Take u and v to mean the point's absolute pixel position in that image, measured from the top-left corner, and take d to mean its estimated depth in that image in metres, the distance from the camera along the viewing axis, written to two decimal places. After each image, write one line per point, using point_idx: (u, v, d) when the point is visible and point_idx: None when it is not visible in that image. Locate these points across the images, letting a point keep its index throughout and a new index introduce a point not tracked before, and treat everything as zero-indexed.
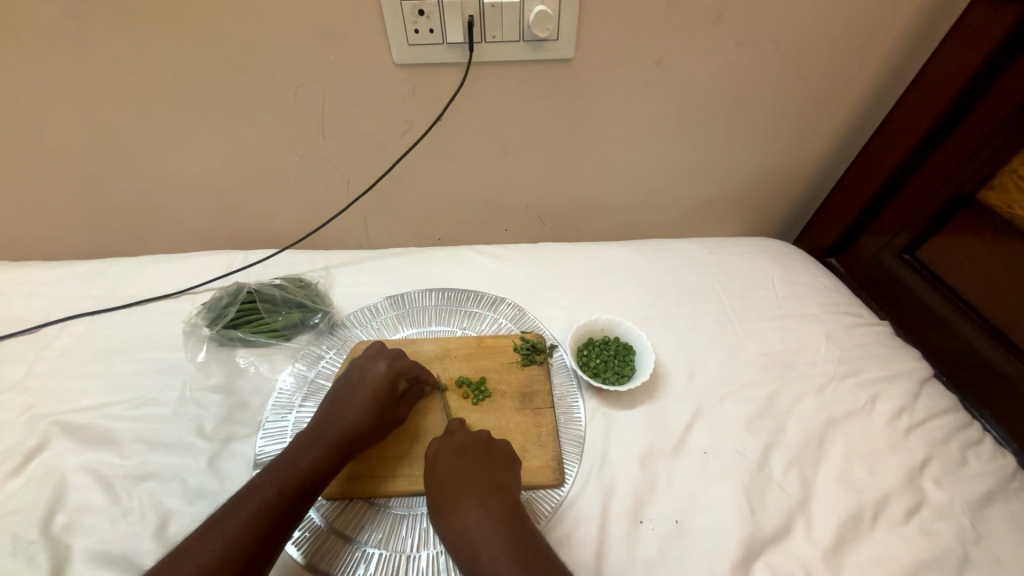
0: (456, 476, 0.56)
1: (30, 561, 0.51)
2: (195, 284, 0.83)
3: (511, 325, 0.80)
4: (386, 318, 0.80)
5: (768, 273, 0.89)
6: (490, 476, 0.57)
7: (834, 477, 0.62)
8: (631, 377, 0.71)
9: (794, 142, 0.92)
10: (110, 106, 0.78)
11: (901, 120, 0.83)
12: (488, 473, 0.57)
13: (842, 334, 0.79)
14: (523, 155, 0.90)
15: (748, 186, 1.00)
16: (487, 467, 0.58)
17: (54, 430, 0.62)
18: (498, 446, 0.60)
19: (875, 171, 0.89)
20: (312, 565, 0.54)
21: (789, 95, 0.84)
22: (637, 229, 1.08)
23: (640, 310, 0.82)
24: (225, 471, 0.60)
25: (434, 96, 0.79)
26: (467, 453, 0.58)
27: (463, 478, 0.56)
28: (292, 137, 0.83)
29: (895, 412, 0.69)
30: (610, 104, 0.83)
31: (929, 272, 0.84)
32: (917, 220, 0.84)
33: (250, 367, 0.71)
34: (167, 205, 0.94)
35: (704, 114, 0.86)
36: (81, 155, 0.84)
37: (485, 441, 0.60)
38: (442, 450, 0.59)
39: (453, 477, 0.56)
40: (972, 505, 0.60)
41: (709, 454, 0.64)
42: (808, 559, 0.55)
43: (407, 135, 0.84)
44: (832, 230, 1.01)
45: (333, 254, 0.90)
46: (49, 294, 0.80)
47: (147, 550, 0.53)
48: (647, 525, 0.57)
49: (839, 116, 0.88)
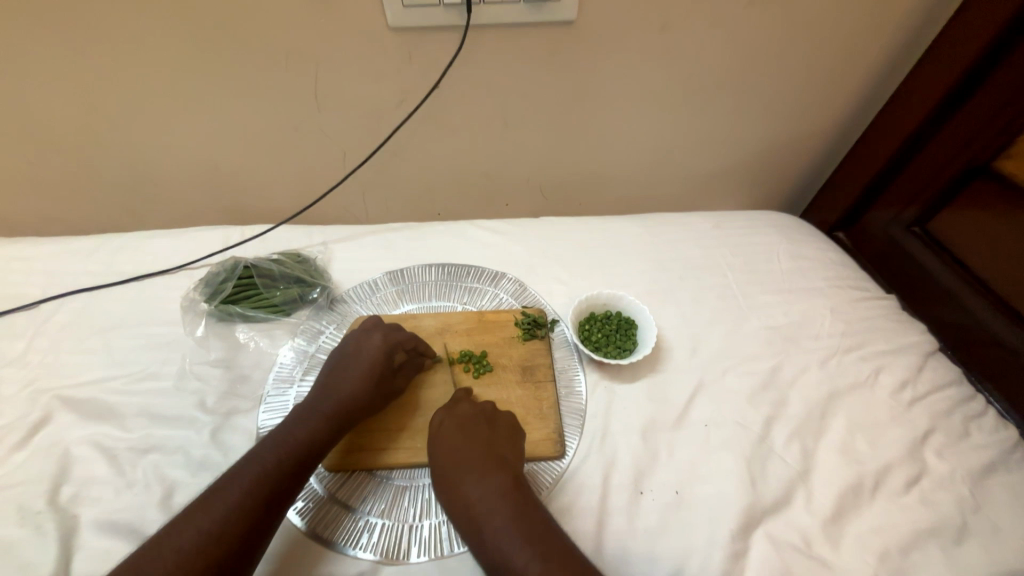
0: (457, 449, 0.56)
1: (38, 530, 0.52)
2: (192, 260, 0.82)
3: (512, 300, 0.79)
4: (386, 294, 0.79)
5: (774, 247, 0.88)
6: (494, 448, 0.56)
7: (835, 448, 0.62)
8: (632, 352, 0.70)
9: (805, 110, 0.89)
10: (93, 76, 0.74)
11: (917, 86, 0.80)
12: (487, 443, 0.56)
13: (847, 308, 0.78)
14: (523, 125, 0.87)
15: (756, 157, 0.97)
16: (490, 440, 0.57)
17: (55, 405, 0.62)
18: (505, 422, 0.60)
19: (886, 141, 0.86)
20: (315, 534, 0.54)
21: (801, 59, 0.81)
22: (640, 203, 1.05)
23: (642, 285, 0.81)
24: (227, 444, 0.61)
25: (431, 63, 0.76)
26: (469, 427, 0.58)
27: (467, 451, 0.55)
28: (285, 108, 0.81)
29: (899, 385, 0.69)
30: (614, 70, 0.79)
31: (936, 244, 0.83)
32: (926, 193, 0.83)
33: (249, 342, 0.71)
34: (160, 180, 0.92)
35: (711, 81, 0.82)
36: (68, 128, 0.82)
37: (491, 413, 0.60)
38: (445, 423, 0.58)
39: (454, 447, 0.56)
40: (973, 475, 0.60)
41: (710, 426, 0.64)
42: (807, 528, 0.56)
43: (403, 105, 0.81)
44: (839, 203, 0.98)
45: (331, 229, 0.89)
46: (45, 270, 0.79)
47: (153, 520, 0.54)
48: (648, 496, 0.58)
49: (853, 82, 0.85)
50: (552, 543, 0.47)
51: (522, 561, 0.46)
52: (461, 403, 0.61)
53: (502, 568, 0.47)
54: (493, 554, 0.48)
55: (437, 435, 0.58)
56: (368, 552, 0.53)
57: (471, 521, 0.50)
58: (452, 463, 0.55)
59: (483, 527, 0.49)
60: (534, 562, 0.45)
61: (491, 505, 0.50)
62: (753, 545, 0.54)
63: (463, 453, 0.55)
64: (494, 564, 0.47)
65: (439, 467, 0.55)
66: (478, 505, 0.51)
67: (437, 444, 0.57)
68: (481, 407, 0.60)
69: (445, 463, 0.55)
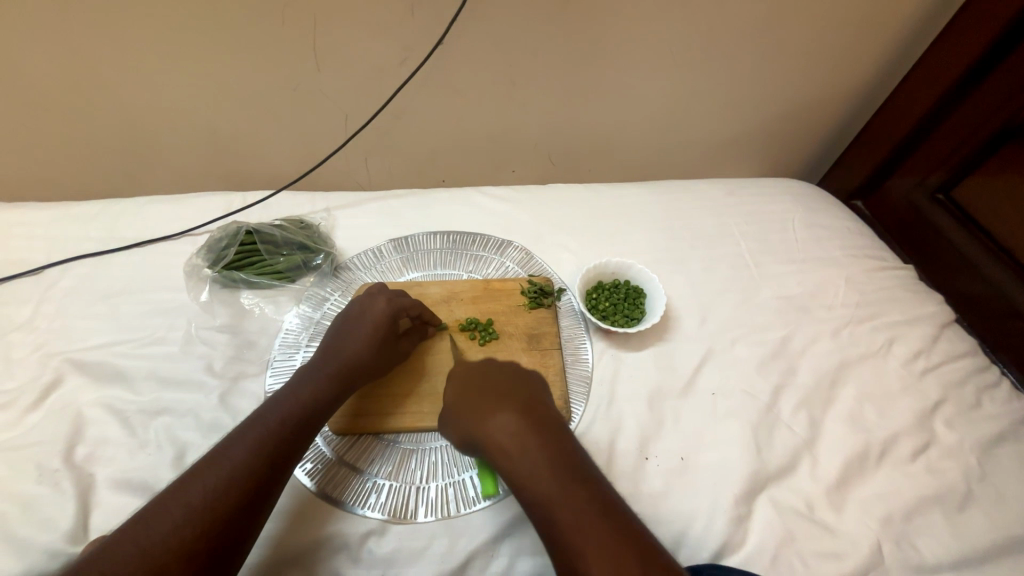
0: (495, 388, 0.53)
1: (56, 487, 0.54)
2: (194, 226, 0.81)
3: (518, 268, 0.78)
4: (390, 261, 0.78)
5: (789, 215, 0.85)
6: (530, 391, 0.54)
7: (843, 417, 0.62)
8: (641, 320, 0.69)
9: (830, 70, 0.84)
10: (83, 32, 0.71)
11: (953, 41, 0.75)
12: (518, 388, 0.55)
13: (862, 278, 0.76)
14: (531, 86, 0.83)
15: (774, 121, 0.93)
16: (522, 386, 0.56)
17: (66, 367, 0.63)
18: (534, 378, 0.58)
19: (916, 102, 0.82)
20: (324, 494, 0.55)
21: (829, 12, 0.76)
22: (651, 170, 1.02)
23: (651, 253, 0.79)
24: (236, 407, 0.61)
25: (434, 16, 0.72)
26: (504, 372, 0.56)
27: (505, 390, 0.53)
28: (282, 67, 0.78)
29: (912, 355, 0.67)
30: (628, 25, 0.75)
31: (960, 213, 0.80)
32: (956, 156, 0.79)
33: (254, 308, 0.70)
34: (159, 144, 0.89)
35: (731, 37, 0.78)
36: (61, 89, 0.79)
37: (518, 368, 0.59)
38: (475, 368, 0.57)
39: (486, 388, 0.54)
40: (982, 445, 0.60)
41: (717, 395, 0.63)
42: (811, 493, 0.56)
43: (406, 64, 0.78)
44: (860, 171, 0.95)
45: (334, 195, 0.87)
46: (48, 236, 0.78)
47: (167, 479, 0.55)
48: (653, 461, 0.58)
49: (883, 38, 0.80)
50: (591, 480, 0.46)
51: (570, 496, 0.44)
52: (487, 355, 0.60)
53: (547, 504, 0.45)
54: (536, 489, 0.46)
55: (467, 377, 0.56)
56: (376, 512, 0.54)
57: (513, 456, 0.48)
58: (484, 396, 0.53)
59: (526, 461, 0.47)
60: (582, 497, 0.44)
61: (535, 442, 0.48)
62: (756, 510, 0.55)
63: (497, 393, 0.53)
64: (537, 500, 0.45)
65: (469, 405, 0.53)
66: (521, 440, 0.48)
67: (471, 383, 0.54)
68: (510, 364, 0.59)
69: (477, 400, 0.52)
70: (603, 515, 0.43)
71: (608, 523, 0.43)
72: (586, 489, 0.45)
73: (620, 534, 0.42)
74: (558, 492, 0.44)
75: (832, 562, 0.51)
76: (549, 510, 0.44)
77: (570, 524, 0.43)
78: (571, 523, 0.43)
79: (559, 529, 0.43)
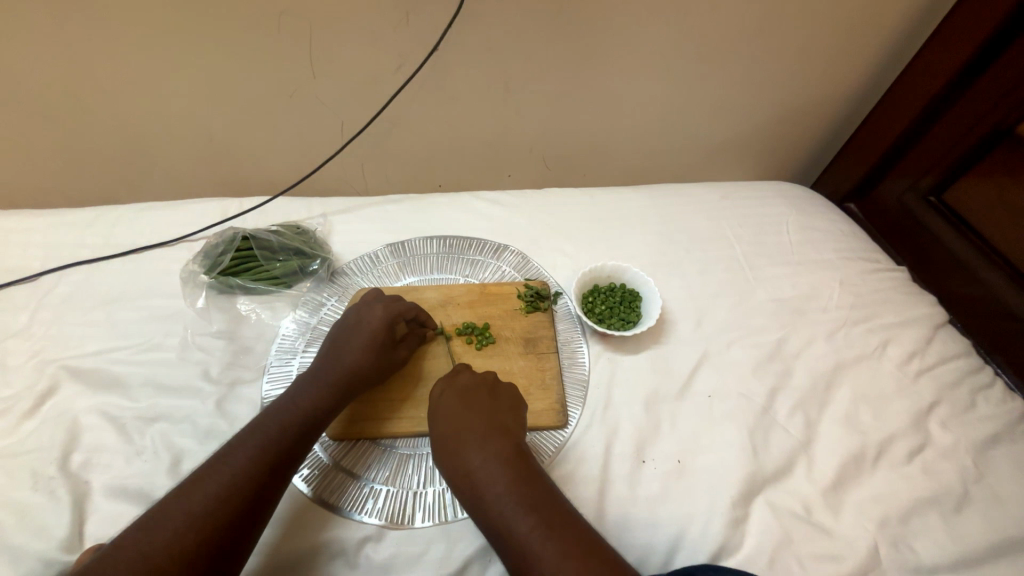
0: (458, 417, 0.55)
1: (52, 495, 0.53)
2: (191, 232, 0.81)
3: (514, 272, 0.78)
4: (387, 266, 0.78)
5: (783, 218, 0.85)
6: (497, 417, 0.55)
7: (839, 419, 0.62)
8: (636, 324, 0.70)
9: (821, 74, 0.85)
10: (80, 40, 0.72)
11: (942, 46, 0.76)
12: (487, 413, 0.55)
13: (856, 280, 0.77)
14: (526, 91, 0.84)
15: (767, 125, 0.94)
16: (493, 409, 0.56)
17: (62, 375, 0.63)
18: (505, 389, 0.59)
19: (907, 106, 0.83)
20: (321, 499, 0.55)
21: (820, 17, 0.77)
22: (646, 174, 1.03)
23: (647, 257, 0.80)
24: (233, 413, 0.61)
25: (429, 23, 0.72)
26: (471, 396, 0.57)
27: (468, 419, 0.54)
28: (280, 74, 0.78)
29: (906, 356, 0.68)
30: (621, 30, 0.76)
31: (952, 214, 0.81)
32: (946, 160, 0.80)
33: (251, 314, 0.71)
34: (156, 150, 0.90)
35: (723, 42, 0.79)
36: (58, 97, 0.79)
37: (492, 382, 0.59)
38: (445, 393, 0.58)
39: (454, 418, 0.55)
40: (977, 446, 0.60)
41: (714, 397, 0.64)
42: (807, 495, 0.56)
43: (402, 71, 0.78)
44: (853, 174, 0.96)
45: (331, 201, 0.87)
46: (45, 243, 0.79)
47: (163, 485, 0.55)
48: (650, 465, 0.58)
49: (873, 43, 0.81)
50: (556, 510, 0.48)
51: (525, 528, 0.46)
52: (462, 372, 0.60)
53: (505, 536, 0.47)
54: (499, 523, 0.48)
55: (437, 405, 0.57)
56: (373, 517, 0.54)
57: (474, 489, 0.50)
58: (451, 429, 0.54)
59: (485, 495, 0.49)
60: (537, 529, 0.46)
61: (494, 474, 0.50)
62: (754, 512, 0.55)
63: (465, 424, 0.54)
64: (496, 531, 0.48)
65: (440, 438, 0.54)
66: (480, 474, 0.50)
67: (436, 414, 0.56)
68: (482, 377, 0.60)
69: (446, 433, 0.54)
70: (558, 545, 0.45)
71: (562, 552, 0.44)
72: (543, 519, 0.47)
73: (573, 563, 0.43)
74: (514, 527, 0.47)
75: (830, 564, 0.51)
76: (506, 542, 0.47)
77: (526, 556, 0.45)
78: (526, 555, 0.45)
79: (515, 561, 0.45)
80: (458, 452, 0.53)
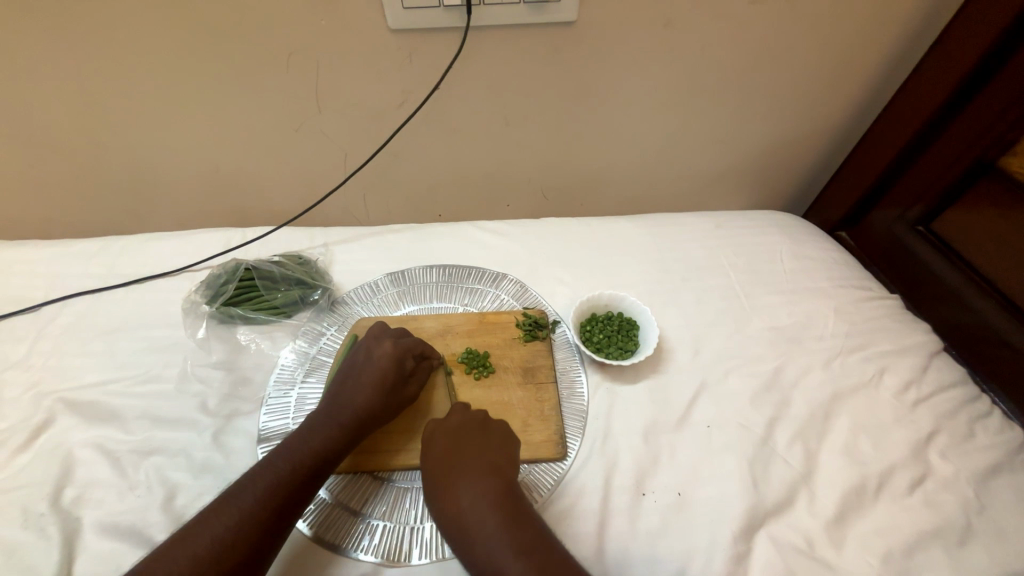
0: (452, 455, 0.55)
1: (41, 533, 0.52)
2: (194, 262, 0.82)
3: (513, 301, 0.79)
4: (387, 295, 0.79)
5: (775, 247, 0.87)
6: (490, 457, 0.55)
7: (839, 450, 0.62)
8: (635, 353, 0.70)
9: (808, 109, 0.89)
10: (95, 77, 0.75)
11: (921, 83, 0.80)
12: (480, 451, 0.56)
13: (851, 308, 0.78)
14: (524, 125, 0.87)
15: (758, 155, 0.97)
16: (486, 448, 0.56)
17: (58, 407, 0.63)
18: (497, 429, 0.59)
19: (892, 139, 0.86)
20: (318, 537, 0.54)
21: (802, 56, 0.81)
22: (642, 202, 1.05)
23: (644, 286, 0.81)
24: (229, 447, 0.61)
25: (431, 64, 0.76)
26: (462, 432, 0.57)
27: (461, 458, 0.55)
28: (287, 110, 0.81)
29: (902, 386, 0.68)
30: (615, 69, 0.79)
31: (940, 242, 0.83)
32: (932, 191, 0.82)
33: (251, 344, 0.71)
34: (163, 181, 0.92)
35: (711, 80, 0.82)
36: (72, 131, 0.82)
37: (484, 420, 0.60)
38: (437, 431, 0.58)
39: (447, 454, 0.55)
40: (978, 477, 0.60)
41: (713, 428, 0.63)
42: (810, 529, 0.55)
43: (404, 107, 0.82)
44: (843, 202, 0.98)
45: (332, 230, 0.89)
46: (48, 273, 0.79)
47: (156, 522, 0.54)
48: (650, 498, 0.58)
49: (854, 79, 0.85)
50: (549, 550, 0.47)
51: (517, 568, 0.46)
52: (454, 412, 0.60)
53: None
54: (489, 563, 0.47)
55: (429, 442, 0.57)
56: (370, 555, 0.53)
57: (465, 532, 0.50)
58: (444, 468, 0.54)
59: (477, 536, 0.49)
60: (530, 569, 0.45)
61: (484, 513, 0.50)
62: (756, 548, 0.54)
63: (458, 460, 0.55)
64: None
65: (432, 474, 0.55)
66: (471, 514, 0.50)
67: (432, 451, 0.56)
68: (472, 415, 0.60)
69: (438, 471, 0.55)
70: None
71: None
72: (535, 563, 0.46)
73: None
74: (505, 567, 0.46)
75: None
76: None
77: None
78: None
79: None
80: (449, 490, 0.53)
